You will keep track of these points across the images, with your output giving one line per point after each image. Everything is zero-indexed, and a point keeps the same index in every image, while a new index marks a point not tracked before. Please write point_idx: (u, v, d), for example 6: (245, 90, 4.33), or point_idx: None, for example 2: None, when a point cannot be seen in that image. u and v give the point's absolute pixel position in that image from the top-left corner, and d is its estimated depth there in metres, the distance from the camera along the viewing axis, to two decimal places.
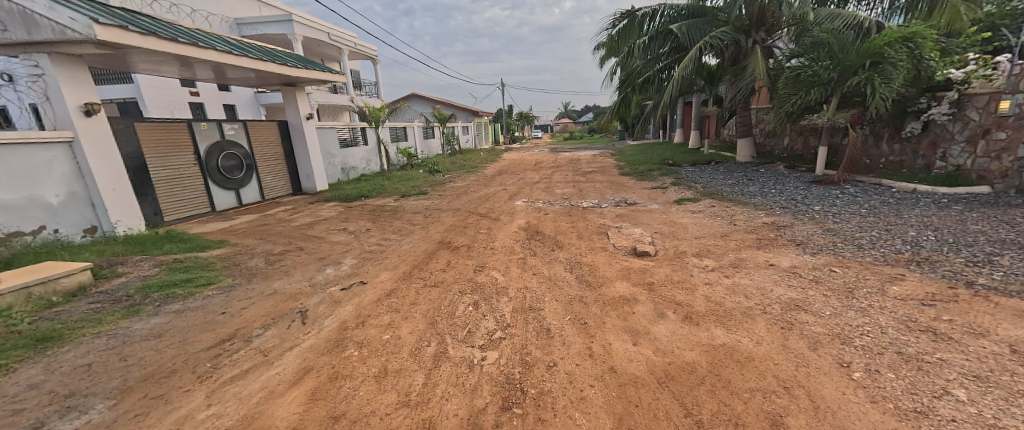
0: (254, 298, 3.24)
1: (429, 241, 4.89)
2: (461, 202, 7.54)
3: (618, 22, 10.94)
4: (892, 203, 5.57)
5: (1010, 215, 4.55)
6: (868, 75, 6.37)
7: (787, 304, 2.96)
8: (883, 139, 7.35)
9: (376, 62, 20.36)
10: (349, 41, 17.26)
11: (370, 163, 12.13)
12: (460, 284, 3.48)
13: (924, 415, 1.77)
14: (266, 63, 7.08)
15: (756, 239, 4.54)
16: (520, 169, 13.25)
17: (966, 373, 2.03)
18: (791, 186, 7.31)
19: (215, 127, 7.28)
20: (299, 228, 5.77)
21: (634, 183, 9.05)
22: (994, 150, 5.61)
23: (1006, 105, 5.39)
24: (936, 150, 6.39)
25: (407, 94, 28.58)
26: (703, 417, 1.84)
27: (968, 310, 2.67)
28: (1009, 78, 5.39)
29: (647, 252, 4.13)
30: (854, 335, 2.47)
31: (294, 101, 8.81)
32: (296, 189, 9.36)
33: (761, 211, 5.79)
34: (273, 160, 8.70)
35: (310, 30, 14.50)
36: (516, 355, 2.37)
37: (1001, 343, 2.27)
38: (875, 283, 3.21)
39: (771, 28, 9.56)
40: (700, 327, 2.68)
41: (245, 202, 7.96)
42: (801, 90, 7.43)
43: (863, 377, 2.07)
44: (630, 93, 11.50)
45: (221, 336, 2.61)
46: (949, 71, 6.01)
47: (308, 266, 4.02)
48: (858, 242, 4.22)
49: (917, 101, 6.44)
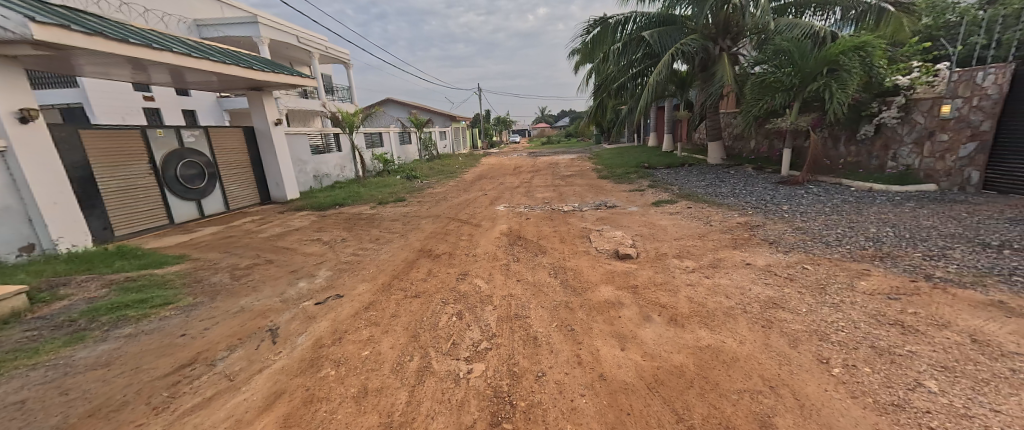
0: (218, 317, 3.01)
1: (408, 250, 4.73)
2: (441, 208, 7.42)
3: (591, 29, 11.15)
4: (852, 201, 5.87)
5: (957, 211, 4.88)
6: (825, 81, 6.71)
7: (766, 302, 3.03)
8: (840, 141, 7.79)
9: (349, 66, 19.90)
10: (321, 45, 16.75)
11: (343, 169, 11.73)
12: (443, 294, 3.36)
13: (901, 408, 1.83)
14: (228, 66, 6.70)
15: (731, 239, 4.66)
16: (500, 174, 13.17)
17: (935, 364, 2.13)
18: (760, 186, 7.58)
19: (173, 134, 6.86)
20: (268, 240, 5.48)
21: (612, 186, 9.18)
22: (939, 151, 6.04)
23: (947, 109, 5.85)
24: (889, 150, 6.81)
25: (382, 99, 28.22)
26: (695, 421, 1.83)
27: (930, 302, 2.81)
28: (948, 84, 5.86)
29: (629, 255, 4.15)
30: (831, 331, 2.55)
31: (261, 106, 8.42)
32: (264, 198, 8.93)
33: (734, 211, 5.98)
34: (238, 168, 8.26)
35: (278, 33, 14.01)
36: (503, 366, 2.29)
37: (962, 333, 2.40)
38: (844, 279, 3.34)
39: (736, 36, 9.97)
40: (686, 328, 2.69)
41: (207, 213, 7.51)
42: (765, 95, 7.74)
43: (842, 373, 2.12)
44: (605, 98, 11.73)
45: (181, 361, 2.40)
46: (898, 77, 6.46)
47: (278, 281, 3.79)
48: (825, 239, 4.40)
49: (870, 106, 6.88)
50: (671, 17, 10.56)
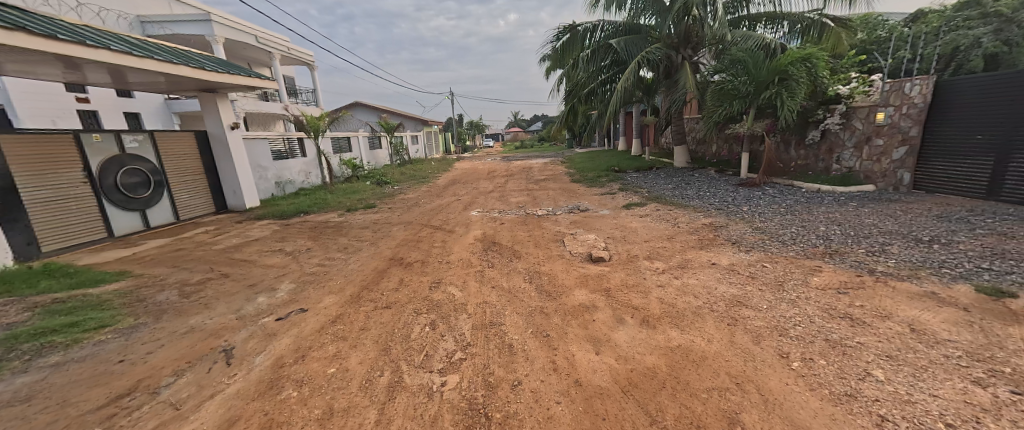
0: (164, 339, 2.77)
1: (378, 259, 4.58)
2: (413, 214, 7.25)
3: (561, 36, 11.36)
4: (803, 202, 6.28)
5: (893, 209, 5.32)
6: (777, 89, 7.13)
7: (731, 300, 3.15)
8: (791, 145, 8.33)
9: (314, 68, 19.19)
10: (283, 45, 16.05)
11: (308, 175, 11.25)
12: (415, 304, 3.26)
13: (854, 398, 1.94)
14: (177, 65, 6.25)
15: (698, 239, 4.84)
16: (473, 179, 13.08)
17: (881, 354, 2.28)
18: (722, 188, 7.96)
19: (112, 139, 6.34)
20: (224, 252, 5.13)
21: (584, 189, 9.33)
22: (876, 154, 6.57)
23: (881, 116, 6.36)
24: (833, 154, 7.34)
25: (350, 102, 27.42)
26: (667, 423, 1.86)
27: (874, 295, 3.03)
28: (882, 94, 6.38)
29: (602, 257, 4.21)
30: (789, 326, 2.68)
31: (213, 109, 7.91)
32: (220, 207, 8.39)
33: (699, 213, 6.22)
34: (190, 175, 7.73)
35: (234, 32, 13.28)
36: (478, 376, 2.24)
37: (903, 323, 2.60)
38: (800, 276, 3.55)
39: (696, 46, 10.40)
40: (658, 329, 2.75)
41: (154, 225, 6.95)
42: (724, 102, 8.14)
43: (801, 366, 2.23)
44: (576, 103, 11.95)
45: (118, 390, 2.18)
46: (840, 87, 6.98)
47: (234, 296, 3.54)
48: (781, 238, 4.67)
49: (816, 113, 7.38)
50: (636, 26, 10.93)
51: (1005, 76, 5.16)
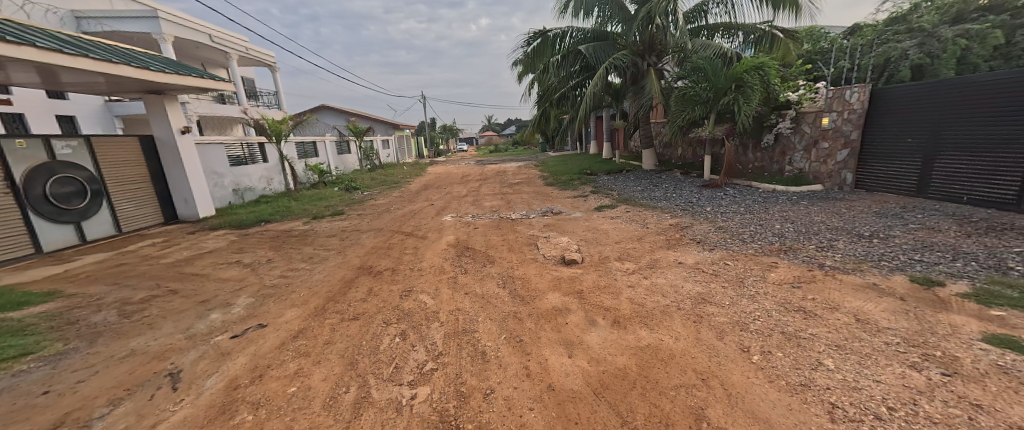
0: (99, 365, 2.53)
1: (346, 268, 4.41)
2: (384, 221, 7.06)
3: (532, 41, 11.50)
4: (760, 201, 6.64)
5: (839, 207, 5.72)
6: (734, 95, 7.52)
7: (696, 298, 3.26)
8: (749, 148, 8.80)
9: (275, 69, 18.38)
10: (241, 45, 15.27)
11: (270, 182, 10.73)
12: (384, 314, 3.15)
13: (807, 387, 2.05)
14: (117, 65, 5.79)
15: (665, 240, 4.99)
16: (446, 183, 12.92)
17: (831, 344, 2.43)
18: (687, 190, 8.28)
19: (39, 145, 5.79)
20: (173, 266, 4.77)
21: (557, 192, 9.43)
22: (822, 156, 7.06)
23: (826, 121, 6.85)
24: (785, 156, 7.81)
25: (316, 106, 26.47)
26: (637, 422, 1.89)
27: (824, 288, 3.25)
28: (826, 100, 6.88)
29: (575, 260, 4.26)
30: (749, 321, 2.81)
31: (160, 112, 7.38)
32: (170, 217, 7.83)
33: (666, 213, 6.44)
34: (134, 183, 7.17)
35: (184, 30, 12.51)
36: (450, 387, 2.19)
37: (849, 314, 2.78)
38: (759, 272, 3.73)
39: (660, 54, 10.80)
40: (628, 330, 2.80)
41: (91, 238, 6.39)
42: (687, 107, 8.48)
43: (760, 359, 2.34)
44: (548, 107, 12.10)
45: (41, 426, 1.96)
46: (789, 94, 7.51)
47: (183, 314, 3.29)
48: (741, 236, 4.91)
49: (769, 118, 7.84)
50: (604, 33, 11.22)
51: (931, 84, 5.66)
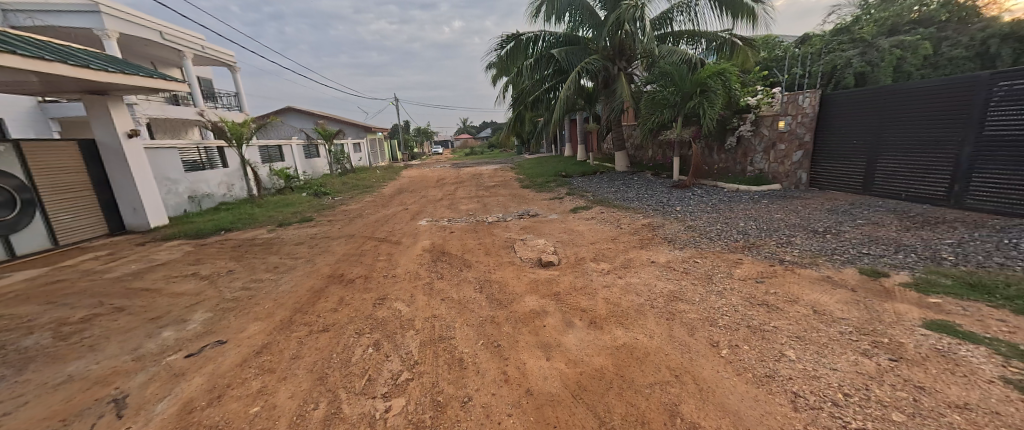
0: (29, 395, 2.29)
1: (315, 277, 4.23)
2: (355, 227, 6.84)
3: (505, 44, 11.53)
4: (725, 201, 6.94)
5: (796, 205, 6.07)
6: (699, 99, 7.83)
7: (668, 296, 3.35)
8: (714, 150, 9.19)
9: (235, 69, 17.47)
10: (196, 44, 14.42)
11: (230, 187, 10.17)
12: (356, 325, 3.03)
13: (772, 378, 2.14)
14: (54, 63, 5.30)
15: (638, 239, 5.11)
16: (421, 187, 12.70)
17: (792, 335, 2.55)
18: (658, 190, 8.54)
19: None
20: (119, 281, 4.40)
21: (533, 195, 9.48)
22: (780, 157, 7.48)
23: (783, 124, 7.27)
24: (747, 158, 8.21)
25: (281, 108, 25.38)
26: (614, 423, 1.91)
27: (785, 282, 3.42)
28: (782, 105, 7.30)
29: (551, 262, 4.28)
30: (718, 316, 2.91)
31: (104, 114, 6.83)
32: (116, 227, 7.25)
33: (639, 214, 6.61)
34: (74, 192, 6.59)
35: (131, 27, 11.68)
36: (426, 397, 2.13)
37: (808, 306, 2.94)
38: (726, 268, 3.89)
39: (629, 58, 11.10)
40: (604, 330, 2.83)
41: (21, 253, 5.81)
42: (656, 110, 8.76)
43: (729, 353, 2.42)
44: (522, 110, 12.17)
45: None
46: (748, 98, 7.89)
47: (131, 333, 3.04)
48: (709, 234, 5.10)
49: (732, 121, 8.22)
50: (575, 38, 11.42)
51: (874, 90, 6.10)
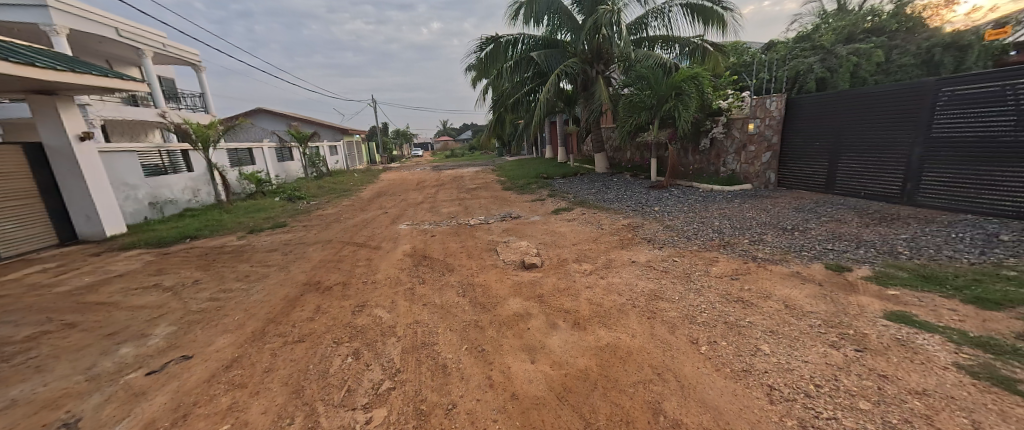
0: None
1: (290, 285, 4.06)
2: (332, 232, 6.63)
3: (484, 46, 11.42)
4: (700, 201, 7.15)
5: (766, 204, 6.32)
6: (674, 102, 8.04)
7: (649, 295, 3.40)
8: (688, 152, 9.46)
9: (200, 69, 16.66)
10: (157, 42, 13.67)
11: (196, 193, 9.68)
12: (334, 334, 2.92)
13: (749, 373, 2.20)
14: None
15: (619, 240, 5.18)
16: (400, 190, 12.46)
17: (767, 330, 2.64)
18: (636, 191, 8.71)
19: None
20: (71, 295, 4.09)
21: (515, 197, 9.48)
22: (750, 158, 7.78)
23: (752, 126, 7.56)
24: (719, 159, 8.49)
25: (251, 109, 24.39)
26: (599, 423, 1.91)
27: (759, 278, 3.54)
28: (750, 108, 7.61)
29: (534, 264, 4.27)
30: (697, 314, 2.98)
31: (52, 115, 6.36)
32: (67, 236, 6.76)
33: (619, 214, 6.71)
34: (18, 199, 6.10)
35: (83, 23, 10.95)
36: (409, 405, 2.07)
37: (780, 301, 3.04)
38: (704, 266, 3.98)
39: (607, 62, 11.28)
40: (588, 330, 2.84)
41: None
42: (633, 113, 8.94)
43: (708, 349, 2.48)
44: (502, 112, 12.16)
45: None
46: (720, 102, 8.16)
47: (85, 350, 2.83)
48: (686, 234, 5.23)
49: (705, 123, 8.49)
50: (554, 41, 11.48)
51: (834, 94, 6.45)
